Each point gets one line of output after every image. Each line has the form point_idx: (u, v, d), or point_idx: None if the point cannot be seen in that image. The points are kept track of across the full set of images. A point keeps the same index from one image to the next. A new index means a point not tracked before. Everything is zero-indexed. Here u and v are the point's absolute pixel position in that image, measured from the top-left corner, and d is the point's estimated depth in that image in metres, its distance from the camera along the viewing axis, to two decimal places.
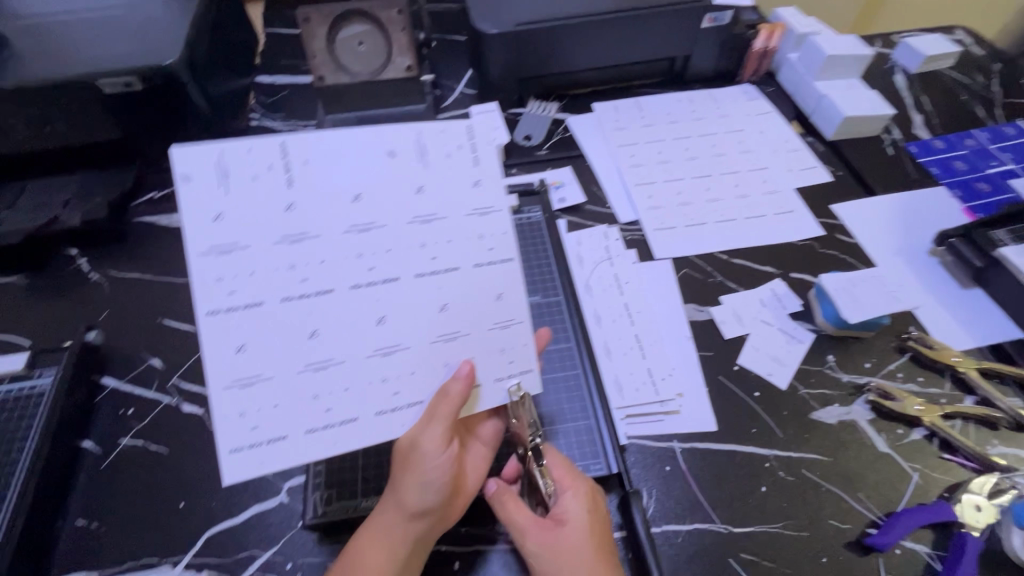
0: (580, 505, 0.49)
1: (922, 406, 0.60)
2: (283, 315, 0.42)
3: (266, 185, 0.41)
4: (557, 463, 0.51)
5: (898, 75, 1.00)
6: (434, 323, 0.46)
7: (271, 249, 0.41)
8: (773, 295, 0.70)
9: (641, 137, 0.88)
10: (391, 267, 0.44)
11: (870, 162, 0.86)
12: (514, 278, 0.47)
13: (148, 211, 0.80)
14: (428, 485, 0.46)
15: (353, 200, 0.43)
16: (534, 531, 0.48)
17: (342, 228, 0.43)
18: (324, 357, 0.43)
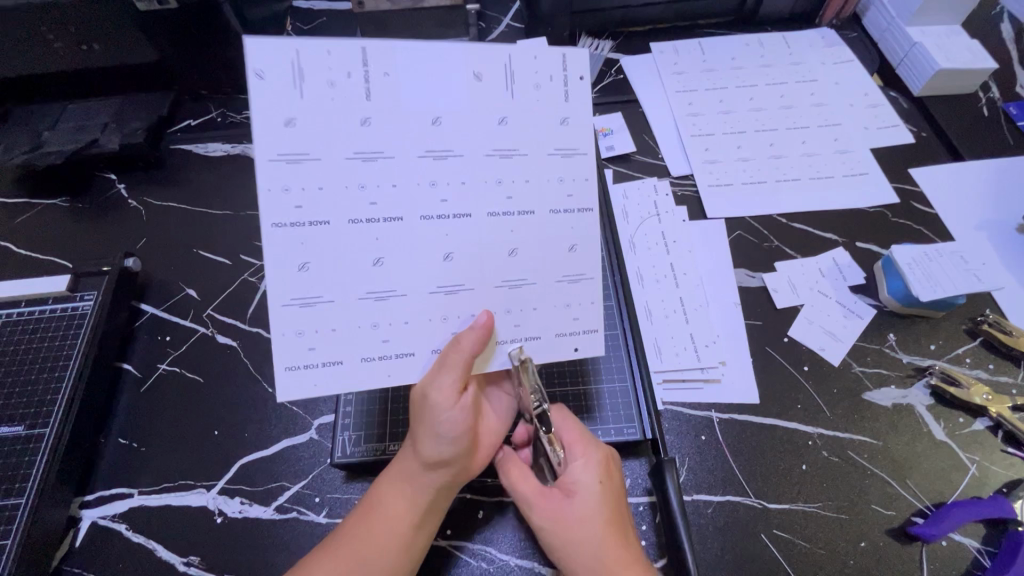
0: (590, 473, 0.46)
1: (989, 395, 0.55)
2: (348, 239, 0.40)
3: (344, 96, 0.38)
4: (568, 428, 0.49)
5: (1006, 23, 0.87)
6: (502, 266, 0.44)
7: (341, 165, 0.39)
8: (834, 265, 0.65)
9: (702, 83, 0.80)
10: (465, 202, 0.42)
11: (960, 123, 0.77)
12: (589, 230, 0.45)
13: (184, 139, 0.79)
14: (441, 435, 0.44)
15: (432, 124, 0.40)
16: (538, 502, 0.46)
17: (418, 153, 0.40)
18: (388, 286, 0.42)
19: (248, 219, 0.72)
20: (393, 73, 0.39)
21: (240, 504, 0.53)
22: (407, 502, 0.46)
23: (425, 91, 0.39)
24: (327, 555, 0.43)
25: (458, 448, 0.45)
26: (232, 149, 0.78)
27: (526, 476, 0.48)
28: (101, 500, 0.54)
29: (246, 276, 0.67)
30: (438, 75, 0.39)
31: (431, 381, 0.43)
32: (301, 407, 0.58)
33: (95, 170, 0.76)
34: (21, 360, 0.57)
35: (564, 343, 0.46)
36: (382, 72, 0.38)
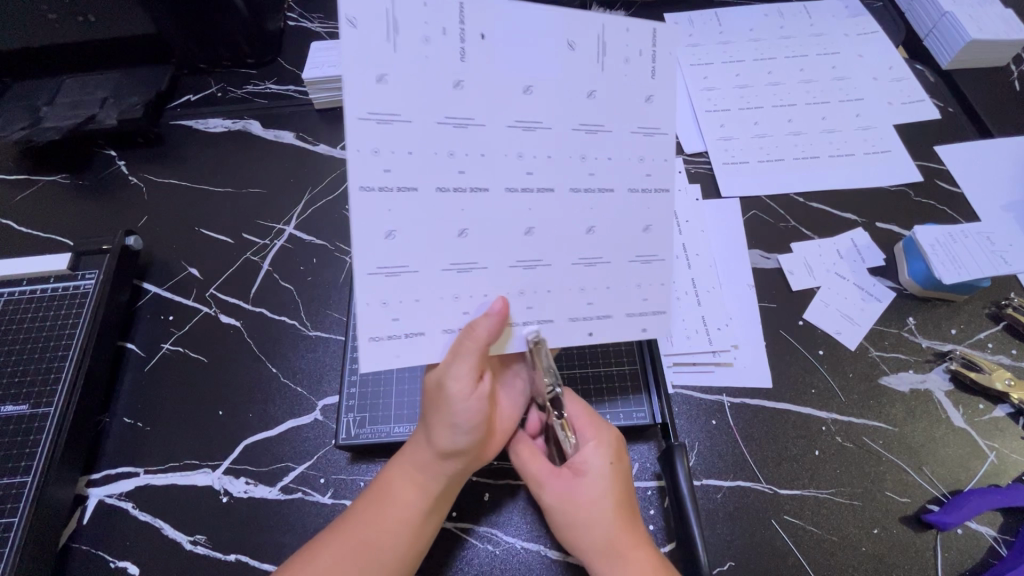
0: (599, 455, 0.44)
1: (1012, 381, 0.53)
2: (435, 208, 0.38)
3: (439, 53, 0.36)
4: (576, 411, 0.47)
5: None
6: (580, 246, 0.43)
7: (432, 130, 0.37)
8: (852, 246, 0.63)
9: (718, 56, 0.77)
10: (549, 176, 0.40)
11: (989, 97, 0.74)
12: (665, 211, 0.44)
13: (184, 114, 0.77)
14: (456, 426, 0.43)
15: (527, 91, 0.39)
16: (551, 480, 0.45)
17: (511, 119, 0.39)
18: (470, 260, 0.40)
19: (250, 196, 0.70)
20: (490, 35, 0.37)
21: (245, 484, 0.53)
22: (418, 488, 0.45)
23: (520, 55, 0.38)
24: (338, 535, 0.43)
25: (473, 439, 0.43)
26: (233, 125, 0.76)
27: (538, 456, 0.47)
28: (106, 479, 0.54)
29: (249, 255, 0.66)
30: (535, 42, 0.38)
31: (445, 370, 0.41)
32: (306, 388, 0.58)
33: (95, 146, 0.74)
34: (24, 340, 0.56)
35: (639, 323, 0.45)
36: (477, 34, 0.37)
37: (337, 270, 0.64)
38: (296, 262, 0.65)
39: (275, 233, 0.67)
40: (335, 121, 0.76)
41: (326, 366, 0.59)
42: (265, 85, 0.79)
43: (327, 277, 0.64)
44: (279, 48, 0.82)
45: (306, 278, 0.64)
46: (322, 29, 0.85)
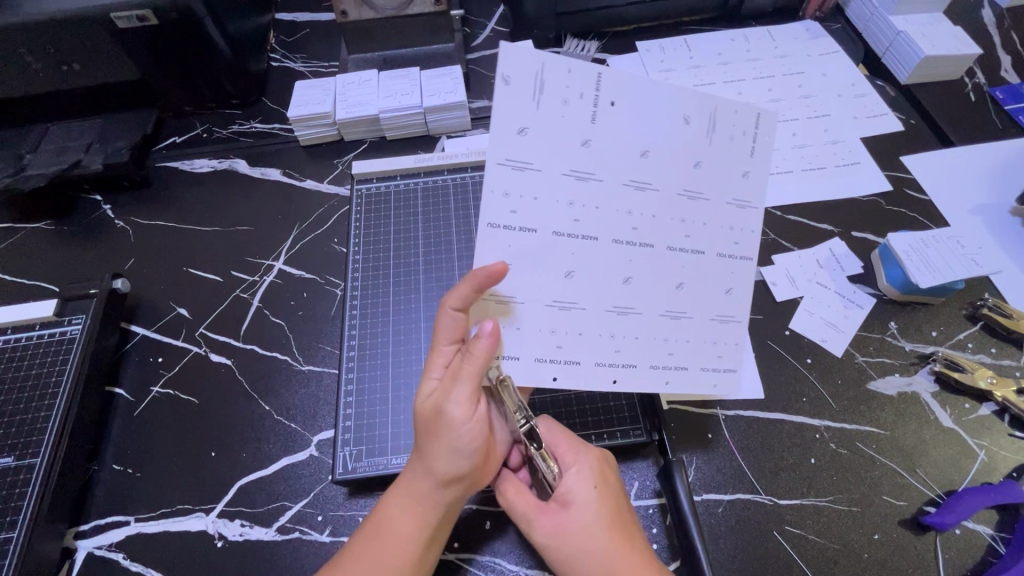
0: (582, 481, 0.45)
1: (994, 379, 0.54)
2: (553, 253, 0.42)
3: (574, 115, 0.40)
4: (553, 436, 0.48)
5: (986, 10, 0.88)
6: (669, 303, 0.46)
7: (557, 180, 0.41)
8: (831, 255, 0.64)
9: (690, 80, 0.81)
10: (650, 233, 0.44)
11: (947, 108, 0.77)
12: (744, 277, 0.48)
13: (171, 156, 0.78)
14: (458, 452, 0.43)
15: (643, 151, 0.42)
16: (538, 517, 0.44)
17: (625, 174, 0.42)
18: (572, 304, 0.43)
19: (239, 234, 0.71)
20: (618, 102, 0.40)
21: (240, 526, 0.52)
22: (413, 516, 0.44)
23: (640, 125, 0.41)
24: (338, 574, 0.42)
25: (473, 462, 0.43)
26: (220, 165, 0.77)
27: (523, 490, 0.46)
28: (96, 530, 0.52)
29: (239, 292, 0.66)
30: (653, 108, 0.41)
31: (447, 395, 0.42)
32: (300, 424, 0.57)
33: (81, 191, 0.74)
34: (10, 390, 0.55)
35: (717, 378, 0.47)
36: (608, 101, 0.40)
37: (329, 304, 0.64)
38: (287, 297, 0.65)
39: (265, 269, 0.67)
40: (321, 156, 0.77)
41: (320, 401, 0.58)
42: (250, 124, 0.81)
43: (318, 311, 0.64)
44: (263, 88, 0.84)
45: (297, 312, 0.64)
46: (305, 69, 0.87)
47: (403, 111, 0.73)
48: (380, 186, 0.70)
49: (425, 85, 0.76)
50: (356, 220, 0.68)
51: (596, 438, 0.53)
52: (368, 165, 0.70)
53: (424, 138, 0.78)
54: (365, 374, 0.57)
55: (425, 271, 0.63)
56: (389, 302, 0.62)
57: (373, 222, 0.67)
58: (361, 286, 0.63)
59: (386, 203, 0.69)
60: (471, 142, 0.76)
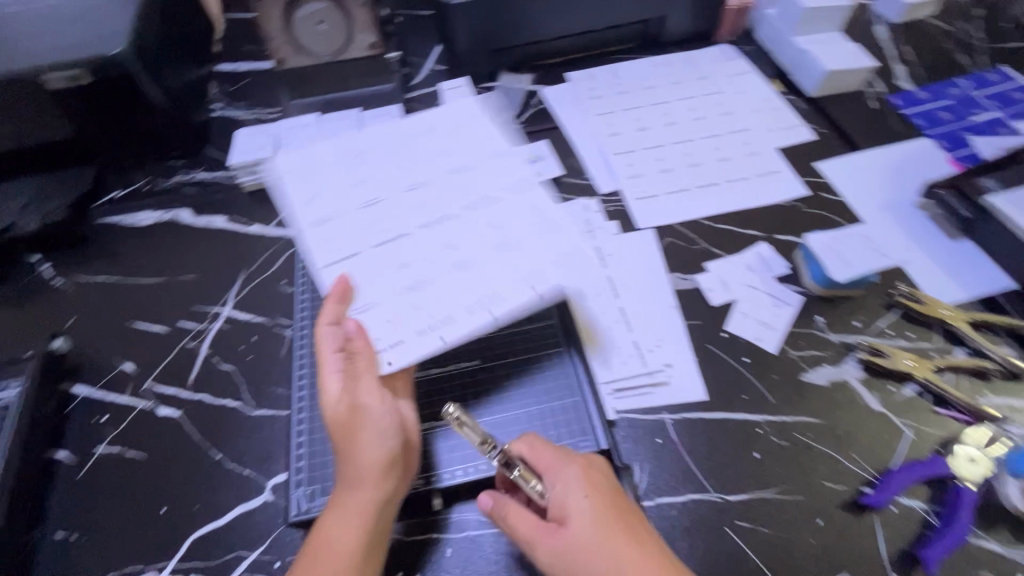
0: (567, 490, 0.46)
1: (912, 361, 0.59)
2: (433, 252, 0.58)
3: (361, 182, 0.64)
4: (527, 451, 0.49)
5: (879, 26, 0.97)
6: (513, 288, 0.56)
7: (336, 219, 0.61)
8: (759, 259, 0.69)
9: (618, 105, 0.87)
10: (378, 250, 0.59)
11: (852, 116, 0.84)
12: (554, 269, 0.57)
13: (112, 211, 0.77)
14: (378, 436, 0.50)
15: (488, 185, 0.63)
16: (539, 538, 0.45)
17: (469, 200, 0.62)
18: (448, 290, 0.56)
19: (185, 283, 0.70)
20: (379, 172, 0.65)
21: None
22: (358, 507, 0.48)
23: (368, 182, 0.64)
24: None
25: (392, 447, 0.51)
26: (163, 216, 0.77)
27: (521, 511, 0.47)
28: None
29: (186, 342, 0.65)
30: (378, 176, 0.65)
31: (350, 391, 0.52)
32: (254, 469, 0.56)
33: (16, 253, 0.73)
34: None
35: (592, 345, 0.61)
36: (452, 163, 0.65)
37: (279, 345, 0.64)
38: (236, 342, 0.65)
39: (212, 316, 0.67)
40: (267, 200, 0.78)
41: (273, 444, 0.58)
42: (194, 173, 0.81)
43: (269, 354, 0.64)
44: (206, 138, 0.85)
45: (247, 357, 0.64)
46: (248, 116, 0.89)
47: None
48: None
49: (365, 125, 0.78)
50: (302, 261, 0.69)
51: None
52: None
53: None
54: (317, 413, 0.58)
55: None
56: None
57: None
58: (309, 326, 0.64)
59: None
60: None
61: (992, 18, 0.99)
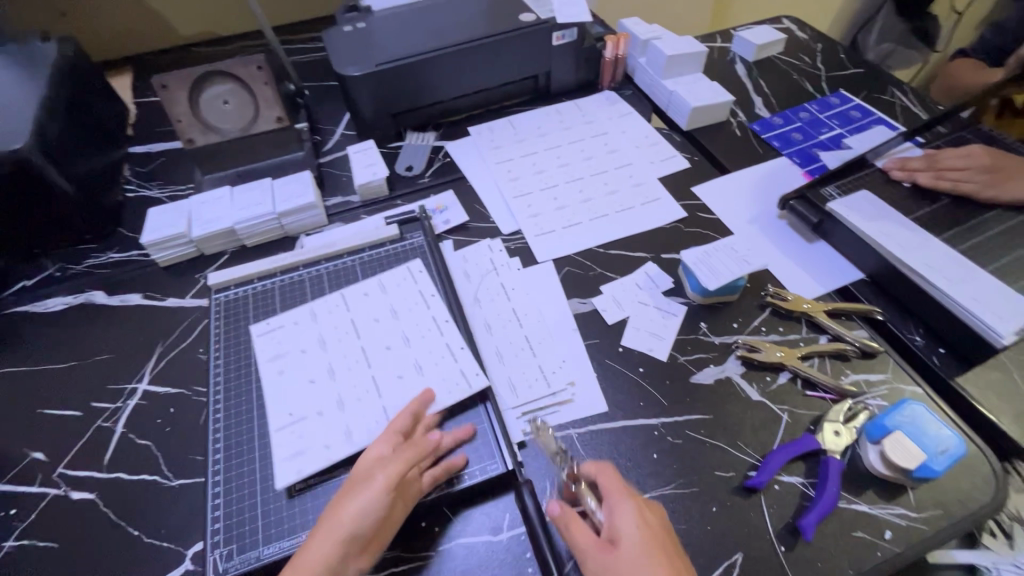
0: (628, 515, 0.49)
1: (782, 353, 0.66)
2: (383, 383, 0.63)
3: (292, 312, 0.71)
4: (607, 480, 0.52)
5: (738, 65, 1.12)
6: (467, 356, 0.65)
7: (266, 350, 0.67)
8: (647, 277, 0.76)
9: (516, 152, 0.95)
10: (314, 369, 0.65)
11: (720, 144, 0.96)
12: (452, 341, 0.67)
13: (21, 300, 0.77)
14: (367, 502, 0.50)
15: (375, 311, 0.70)
16: (590, 553, 0.48)
17: (375, 337, 0.68)
18: (410, 391, 0.63)
19: (98, 363, 0.71)
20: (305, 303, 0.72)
21: None
22: (325, 558, 0.48)
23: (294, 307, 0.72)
24: None
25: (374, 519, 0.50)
26: (75, 299, 0.77)
27: (581, 526, 0.50)
28: None
29: (100, 422, 0.65)
30: (303, 303, 0.72)
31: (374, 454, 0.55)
32: (173, 540, 0.56)
33: None
34: None
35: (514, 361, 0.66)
36: (328, 310, 0.71)
37: (196, 414, 0.65)
38: (152, 416, 0.65)
39: (128, 393, 0.67)
40: (183, 272, 0.80)
41: (191, 513, 0.58)
42: (108, 254, 0.83)
43: (186, 423, 0.64)
44: (119, 218, 0.87)
45: (164, 429, 0.64)
46: (162, 194, 0.91)
47: (257, 219, 0.79)
48: (238, 291, 0.74)
49: (276, 193, 0.82)
50: (216, 328, 0.71)
51: (458, 482, 0.56)
52: (224, 274, 0.74)
53: (283, 239, 0.83)
54: (232, 474, 0.59)
55: (285, 361, 0.66)
56: (253, 400, 0.64)
57: (233, 325, 0.71)
58: (224, 390, 0.65)
59: (245, 305, 0.73)
60: (329, 236, 0.82)
61: (830, 50, 1.15)
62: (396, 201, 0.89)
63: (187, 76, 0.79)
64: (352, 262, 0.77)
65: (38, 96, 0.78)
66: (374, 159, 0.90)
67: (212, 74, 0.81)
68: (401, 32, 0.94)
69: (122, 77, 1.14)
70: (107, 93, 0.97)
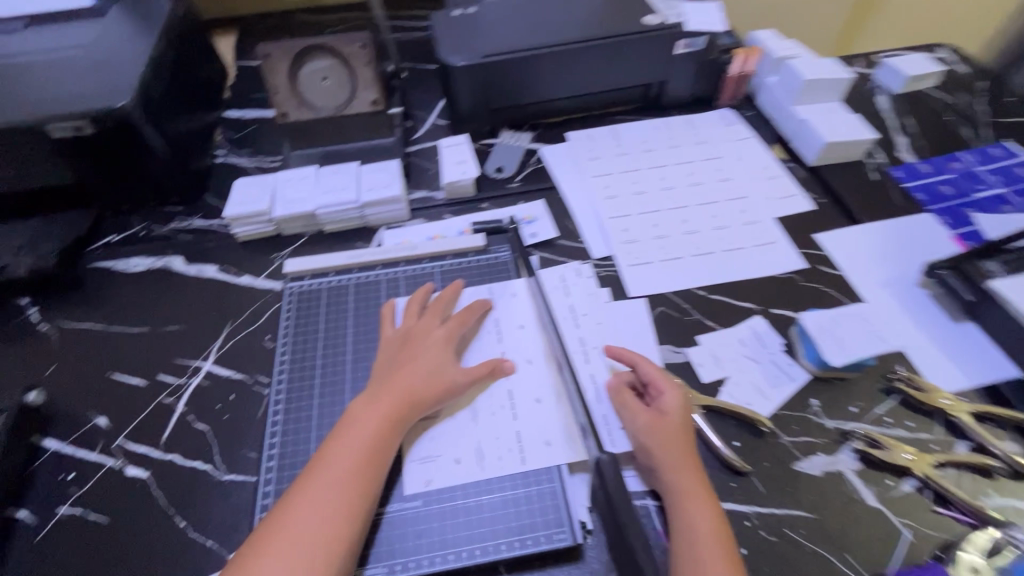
0: (673, 395, 0.56)
1: (912, 455, 0.56)
2: (455, 425, 0.58)
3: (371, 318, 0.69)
4: (652, 369, 0.57)
5: (881, 96, 0.98)
6: (542, 412, 0.59)
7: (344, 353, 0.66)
8: (754, 334, 0.67)
9: (616, 167, 0.87)
10: None
11: (853, 187, 0.84)
12: (535, 389, 0.60)
13: (105, 256, 0.78)
14: (374, 382, 0.57)
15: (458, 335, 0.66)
16: (663, 422, 0.54)
17: None
18: (481, 439, 0.57)
19: (169, 334, 0.70)
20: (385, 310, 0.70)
21: None
22: (348, 434, 0.52)
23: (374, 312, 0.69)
24: (301, 482, 0.50)
25: (377, 393, 0.55)
26: (156, 263, 0.77)
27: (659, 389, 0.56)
28: None
29: (163, 397, 0.64)
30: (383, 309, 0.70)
31: (383, 355, 0.61)
32: (217, 540, 0.54)
33: (9, 295, 0.73)
34: None
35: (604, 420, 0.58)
36: None
37: (255, 405, 0.63)
38: (212, 400, 0.64)
39: (192, 371, 0.66)
40: (259, 251, 0.78)
41: (238, 514, 0.56)
42: (190, 220, 0.82)
43: (244, 415, 0.62)
44: (206, 184, 0.86)
45: (223, 416, 0.62)
46: (250, 164, 0.90)
47: (340, 206, 0.75)
48: (312, 283, 0.72)
49: (362, 180, 0.78)
50: (288, 317, 0.69)
51: (519, 545, 0.51)
52: (301, 263, 0.73)
53: (362, 230, 0.79)
54: (285, 476, 0.57)
55: (355, 365, 0.65)
56: (314, 398, 0.62)
57: (304, 318, 0.69)
58: (286, 384, 0.63)
59: (318, 299, 0.71)
60: (410, 233, 0.78)
61: (994, 91, 0.99)
62: (481, 204, 0.83)
63: (289, 49, 0.77)
64: (431, 269, 0.73)
65: (145, 51, 0.77)
66: (465, 155, 0.85)
67: (313, 49, 0.78)
68: (512, 23, 0.87)
69: (227, 38, 1.15)
70: (210, 54, 0.96)
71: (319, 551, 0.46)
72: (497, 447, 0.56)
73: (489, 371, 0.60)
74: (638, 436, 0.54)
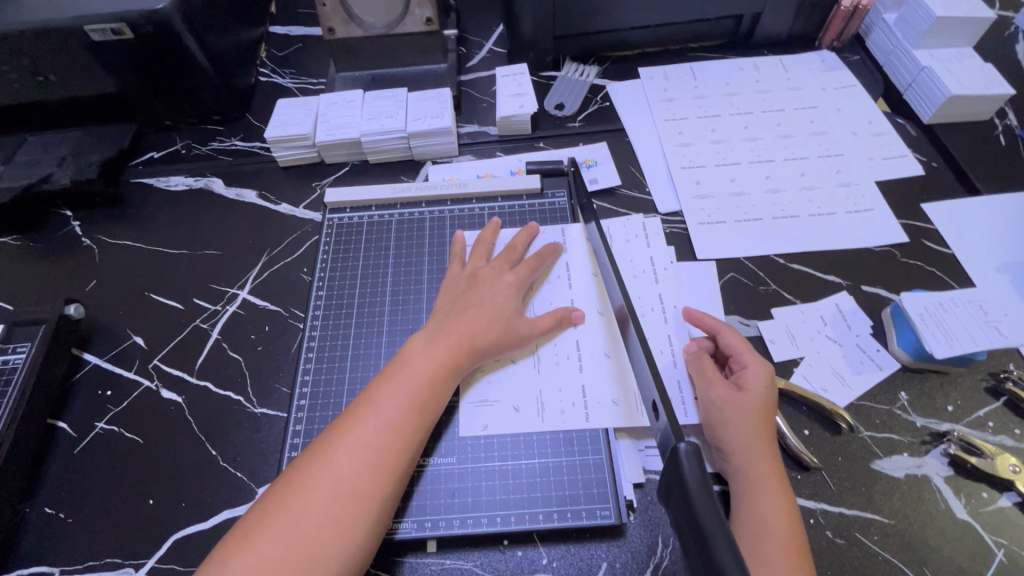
0: (758, 371, 0.49)
1: (1017, 467, 0.48)
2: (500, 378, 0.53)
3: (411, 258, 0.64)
4: (735, 339, 0.51)
5: (1021, 44, 0.82)
6: (598, 372, 0.53)
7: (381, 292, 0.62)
8: (838, 312, 0.59)
9: (693, 110, 0.76)
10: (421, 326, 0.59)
11: (975, 152, 0.71)
12: (588, 348, 0.55)
13: (145, 172, 0.75)
14: (431, 323, 0.52)
15: None
16: (742, 399, 0.47)
17: None
18: (527, 396, 0.52)
19: (206, 258, 0.67)
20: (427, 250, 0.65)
21: None
22: (397, 379, 0.48)
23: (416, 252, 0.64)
24: (340, 424, 0.46)
25: (435, 337, 0.51)
26: (195, 183, 0.74)
27: (744, 362, 0.50)
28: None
29: (199, 322, 0.62)
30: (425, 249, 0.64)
31: (443, 294, 0.56)
32: (247, 473, 0.53)
33: (52, 205, 0.72)
34: None
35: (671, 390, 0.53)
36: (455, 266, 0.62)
37: (290, 340, 0.60)
38: (247, 330, 0.61)
39: (228, 299, 0.64)
40: (299, 178, 0.73)
41: (269, 448, 0.54)
42: (231, 141, 0.78)
43: (279, 348, 0.60)
44: (248, 104, 0.82)
45: (257, 347, 0.60)
46: (294, 85, 0.84)
47: (385, 135, 0.69)
48: (353, 216, 0.68)
49: (410, 108, 0.72)
50: (325, 251, 0.65)
51: (558, 518, 0.47)
52: (342, 194, 0.68)
53: (407, 163, 0.74)
54: (317, 417, 0.54)
55: (394, 307, 0.61)
56: (349, 337, 0.59)
57: (342, 253, 0.65)
58: (321, 322, 0.60)
59: (359, 233, 0.66)
60: (458, 170, 0.72)
61: None
62: (537, 143, 0.75)
63: None
64: (480, 210, 0.67)
65: None
66: (524, 87, 0.76)
67: None
68: None
69: None
70: None
71: (360, 492, 0.42)
72: (559, 399, 0.52)
73: (556, 322, 0.54)
74: (713, 407, 0.48)
